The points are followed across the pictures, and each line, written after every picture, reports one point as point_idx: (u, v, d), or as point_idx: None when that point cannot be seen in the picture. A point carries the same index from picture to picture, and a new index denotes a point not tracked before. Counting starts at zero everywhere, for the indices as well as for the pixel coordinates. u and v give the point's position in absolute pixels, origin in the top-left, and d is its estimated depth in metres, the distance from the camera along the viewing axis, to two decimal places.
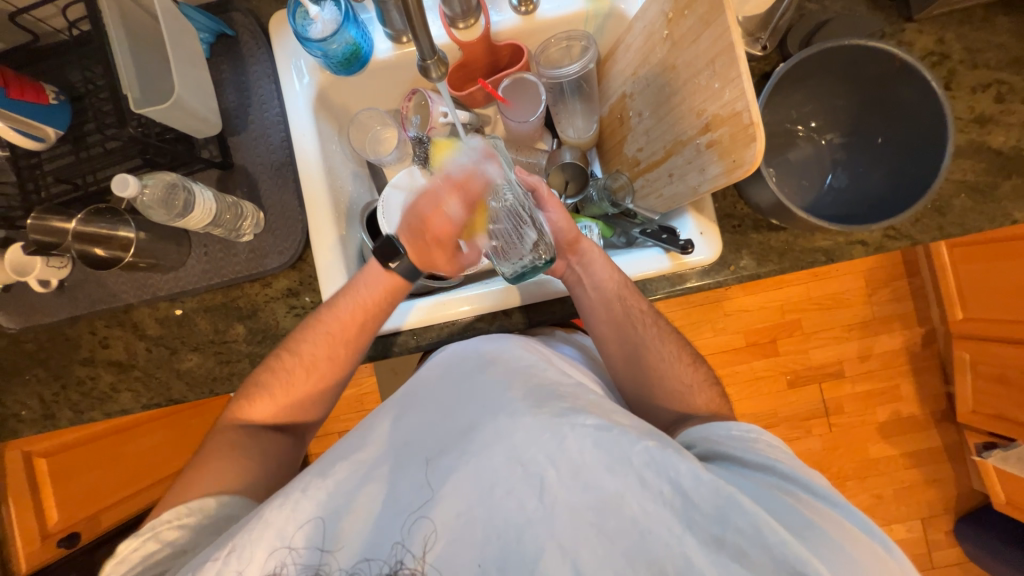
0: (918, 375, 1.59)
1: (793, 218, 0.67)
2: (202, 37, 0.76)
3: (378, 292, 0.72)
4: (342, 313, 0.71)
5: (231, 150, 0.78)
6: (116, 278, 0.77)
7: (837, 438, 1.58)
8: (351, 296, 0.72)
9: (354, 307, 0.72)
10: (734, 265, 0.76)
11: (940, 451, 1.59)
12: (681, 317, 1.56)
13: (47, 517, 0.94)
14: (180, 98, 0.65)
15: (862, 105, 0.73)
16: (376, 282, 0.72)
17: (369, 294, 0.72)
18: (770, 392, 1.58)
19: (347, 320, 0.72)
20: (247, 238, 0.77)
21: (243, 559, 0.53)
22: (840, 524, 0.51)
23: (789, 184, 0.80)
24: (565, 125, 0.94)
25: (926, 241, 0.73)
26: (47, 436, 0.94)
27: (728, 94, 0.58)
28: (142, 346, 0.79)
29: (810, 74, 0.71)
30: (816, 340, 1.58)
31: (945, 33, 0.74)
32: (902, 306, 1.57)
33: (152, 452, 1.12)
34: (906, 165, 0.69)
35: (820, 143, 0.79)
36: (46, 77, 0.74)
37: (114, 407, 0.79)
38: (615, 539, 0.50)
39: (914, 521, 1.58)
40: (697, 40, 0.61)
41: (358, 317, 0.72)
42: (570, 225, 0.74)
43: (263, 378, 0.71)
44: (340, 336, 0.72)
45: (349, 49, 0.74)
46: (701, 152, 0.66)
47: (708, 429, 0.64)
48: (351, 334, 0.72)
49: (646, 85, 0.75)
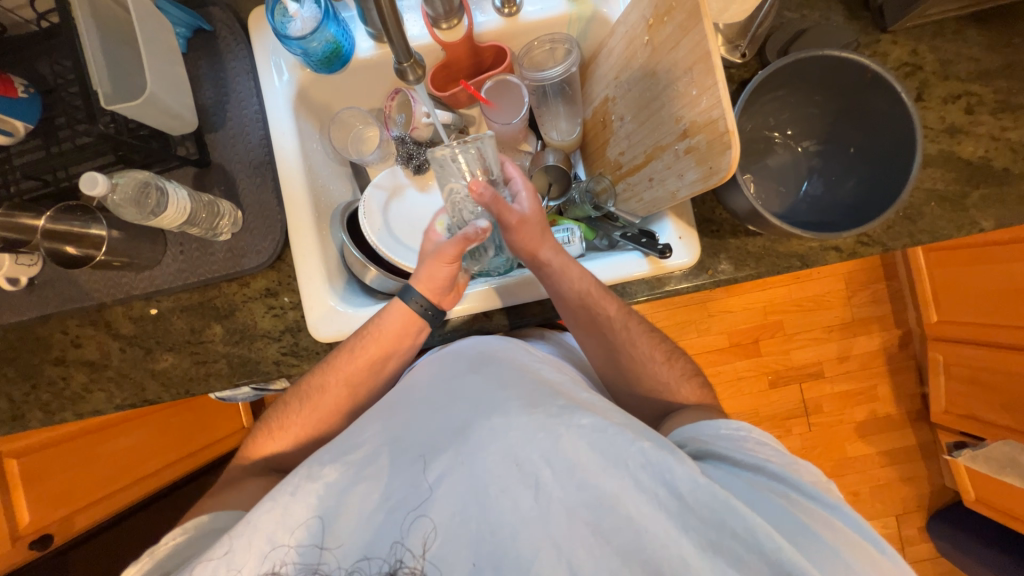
0: (894, 376, 1.63)
1: (768, 225, 0.68)
2: (179, 31, 0.75)
3: (396, 332, 0.72)
4: (361, 354, 0.71)
5: (209, 148, 0.77)
6: (88, 276, 0.75)
7: (816, 438, 1.62)
8: (368, 335, 0.72)
9: (370, 346, 0.72)
10: (712, 270, 0.77)
11: (915, 450, 1.64)
12: (666, 318, 1.58)
13: (19, 519, 0.90)
14: (153, 94, 0.64)
15: (838, 114, 0.74)
16: (398, 320, 0.72)
17: (389, 332, 0.72)
18: (752, 392, 1.60)
19: (366, 360, 0.72)
20: (225, 238, 0.76)
21: (235, 562, 0.52)
22: (833, 525, 0.53)
23: (767, 190, 0.81)
24: (549, 128, 0.94)
25: (897, 247, 0.75)
26: (19, 437, 0.92)
27: (705, 101, 0.59)
28: (115, 345, 0.78)
29: (788, 82, 0.72)
30: (796, 341, 1.60)
31: (919, 44, 0.75)
32: (879, 308, 1.61)
33: (130, 453, 1.10)
34: (878, 174, 0.71)
35: (797, 151, 0.80)
36: (14, 69, 0.72)
37: (86, 407, 0.78)
38: (611, 538, 0.52)
39: (888, 518, 1.62)
40: (676, 47, 0.62)
41: (379, 356, 0.72)
42: (531, 240, 0.71)
43: (286, 410, 0.73)
44: (357, 372, 0.73)
45: (329, 47, 0.74)
46: (679, 158, 0.67)
47: (699, 428, 0.65)
48: (367, 345, 0.71)
49: (627, 89, 0.75)
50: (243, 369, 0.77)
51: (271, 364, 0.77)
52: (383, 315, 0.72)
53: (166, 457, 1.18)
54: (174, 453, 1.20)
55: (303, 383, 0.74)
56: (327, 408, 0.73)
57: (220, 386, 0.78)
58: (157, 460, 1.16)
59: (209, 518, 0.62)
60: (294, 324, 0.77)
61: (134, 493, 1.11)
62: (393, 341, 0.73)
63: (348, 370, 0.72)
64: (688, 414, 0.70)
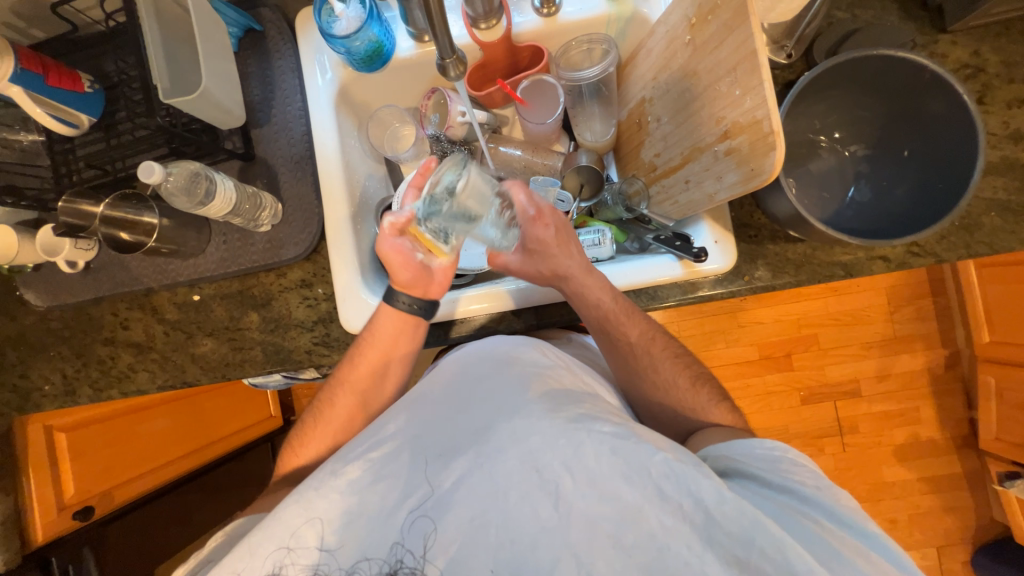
0: (939, 398, 1.54)
1: (812, 230, 0.65)
2: (231, 31, 0.78)
3: (389, 334, 0.72)
4: (361, 360, 0.73)
5: (254, 142, 0.80)
6: (138, 261, 0.79)
7: (851, 459, 1.54)
8: (365, 338, 0.73)
9: (370, 349, 0.73)
10: (749, 276, 0.75)
11: (960, 478, 1.53)
12: (694, 326, 1.54)
13: (64, 489, 0.95)
14: (207, 89, 0.67)
15: (890, 118, 0.71)
16: (390, 324, 0.72)
17: (385, 334, 0.72)
18: (783, 408, 1.54)
19: (369, 365, 0.73)
20: (265, 229, 0.78)
21: (258, 555, 0.55)
22: (869, 557, 0.50)
23: (810, 195, 0.78)
24: (582, 129, 0.93)
25: (952, 258, 0.71)
26: (69, 411, 0.97)
27: (748, 101, 0.57)
28: (160, 329, 0.81)
29: (838, 83, 0.70)
30: (832, 356, 1.54)
31: (982, 45, 0.71)
32: (924, 325, 1.52)
33: (168, 434, 1.15)
34: (933, 180, 0.67)
35: (844, 155, 0.77)
36: (82, 66, 0.77)
37: (131, 386, 0.82)
38: (633, 552, 0.50)
39: (929, 549, 1.53)
40: (719, 46, 0.60)
41: (380, 361, 0.73)
42: (553, 245, 0.72)
43: (307, 424, 0.76)
44: (363, 379, 0.74)
45: (371, 46, 0.75)
46: (718, 160, 0.65)
47: (730, 447, 0.62)
48: (368, 353, 0.73)
49: (665, 89, 0.74)
50: (277, 356, 0.79)
51: (303, 353, 0.79)
52: (377, 319, 0.72)
53: (201, 440, 1.23)
54: (208, 435, 1.25)
55: (321, 399, 0.76)
56: (342, 418, 0.74)
57: (255, 372, 0.80)
58: (191, 442, 1.21)
59: (240, 522, 0.65)
60: (327, 315, 0.79)
61: (170, 472, 1.15)
62: (394, 346, 0.73)
63: (355, 377, 0.74)
64: (715, 434, 0.67)
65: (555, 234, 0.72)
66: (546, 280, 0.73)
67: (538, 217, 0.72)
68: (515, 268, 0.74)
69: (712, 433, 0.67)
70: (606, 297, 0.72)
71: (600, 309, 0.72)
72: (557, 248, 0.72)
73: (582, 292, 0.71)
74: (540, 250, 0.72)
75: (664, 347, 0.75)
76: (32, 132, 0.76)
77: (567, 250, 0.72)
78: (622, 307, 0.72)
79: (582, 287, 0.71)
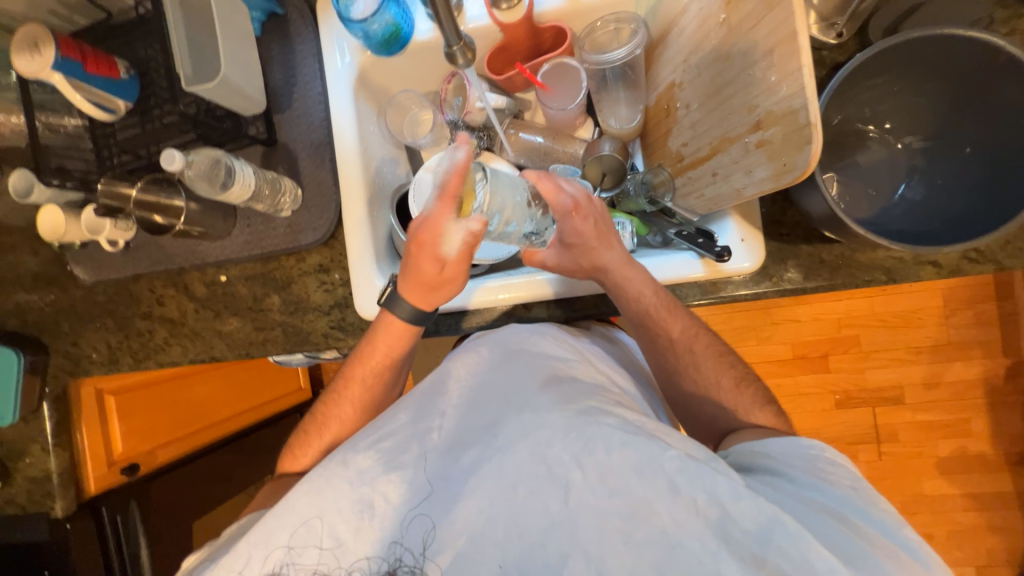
0: (996, 412, 1.41)
1: (848, 232, 0.60)
2: (254, 15, 0.79)
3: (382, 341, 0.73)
4: (360, 362, 0.74)
5: (276, 127, 0.81)
6: (173, 243, 0.84)
7: (886, 469, 1.45)
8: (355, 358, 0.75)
9: (365, 361, 0.74)
10: (777, 277, 0.70)
11: (1012, 498, 1.42)
12: (724, 321, 1.47)
13: (113, 446, 1.01)
14: (226, 76, 0.69)
15: (953, 106, 0.63)
16: (390, 336, 0.72)
17: (377, 343, 0.73)
18: (814, 411, 1.47)
19: (360, 383, 0.75)
20: (285, 214, 0.80)
21: (259, 551, 0.57)
22: (895, 554, 0.47)
23: (853, 192, 0.71)
24: (607, 114, 0.89)
25: (1016, 266, 0.64)
26: (116, 376, 1.03)
27: (784, 89, 0.52)
28: (191, 307, 0.86)
29: (894, 68, 0.62)
30: (873, 360, 1.44)
31: None
32: (985, 331, 1.39)
33: (205, 400, 1.22)
34: (1000, 178, 0.60)
35: (896, 147, 0.69)
36: (118, 52, 0.80)
37: (166, 358, 0.87)
38: (644, 549, 0.49)
39: (968, 568, 1.44)
40: (757, 26, 0.55)
41: (372, 372, 0.74)
42: (589, 226, 0.69)
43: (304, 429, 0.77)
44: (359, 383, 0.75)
45: (389, 29, 0.74)
46: (748, 153, 0.60)
47: (765, 444, 0.61)
48: (366, 354, 0.74)
49: (696, 74, 0.69)
50: (296, 338, 0.82)
51: (320, 336, 0.82)
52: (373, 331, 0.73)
53: (233, 408, 1.30)
54: (240, 404, 1.32)
55: (317, 410, 0.77)
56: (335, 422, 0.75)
57: (275, 352, 0.84)
58: (224, 408, 1.27)
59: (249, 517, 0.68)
60: (343, 300, 0.81)
61: (206, 437, 1.21)
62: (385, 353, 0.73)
63: (348, 395, 0.75)
64: (745, 433, 0.66)
65: (593, 226, 0.70)
66: (584, 273, 0.72)
67: (574, 210, 0.69)
68: (552, 265, 0.72)
69: (747, 433, 0.65)
70: (648, 291, 0.69)
71: (640, 303, 0.69)
72: (597, 241, 0.70)
73: (623, 286, 0.70)
74: (580, 244, 0.70)
75: (706, 344, 0.71)
76: (74, 117, 0.80)
77: (606, 242, 0.70)
78: (663, 302, 0.69)
79: (623, 279, 0.69)
